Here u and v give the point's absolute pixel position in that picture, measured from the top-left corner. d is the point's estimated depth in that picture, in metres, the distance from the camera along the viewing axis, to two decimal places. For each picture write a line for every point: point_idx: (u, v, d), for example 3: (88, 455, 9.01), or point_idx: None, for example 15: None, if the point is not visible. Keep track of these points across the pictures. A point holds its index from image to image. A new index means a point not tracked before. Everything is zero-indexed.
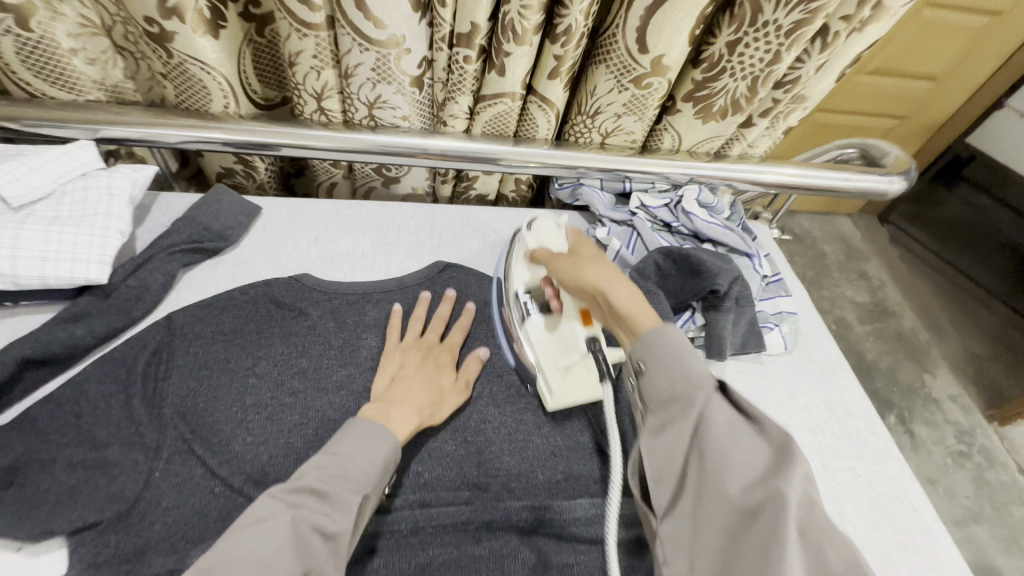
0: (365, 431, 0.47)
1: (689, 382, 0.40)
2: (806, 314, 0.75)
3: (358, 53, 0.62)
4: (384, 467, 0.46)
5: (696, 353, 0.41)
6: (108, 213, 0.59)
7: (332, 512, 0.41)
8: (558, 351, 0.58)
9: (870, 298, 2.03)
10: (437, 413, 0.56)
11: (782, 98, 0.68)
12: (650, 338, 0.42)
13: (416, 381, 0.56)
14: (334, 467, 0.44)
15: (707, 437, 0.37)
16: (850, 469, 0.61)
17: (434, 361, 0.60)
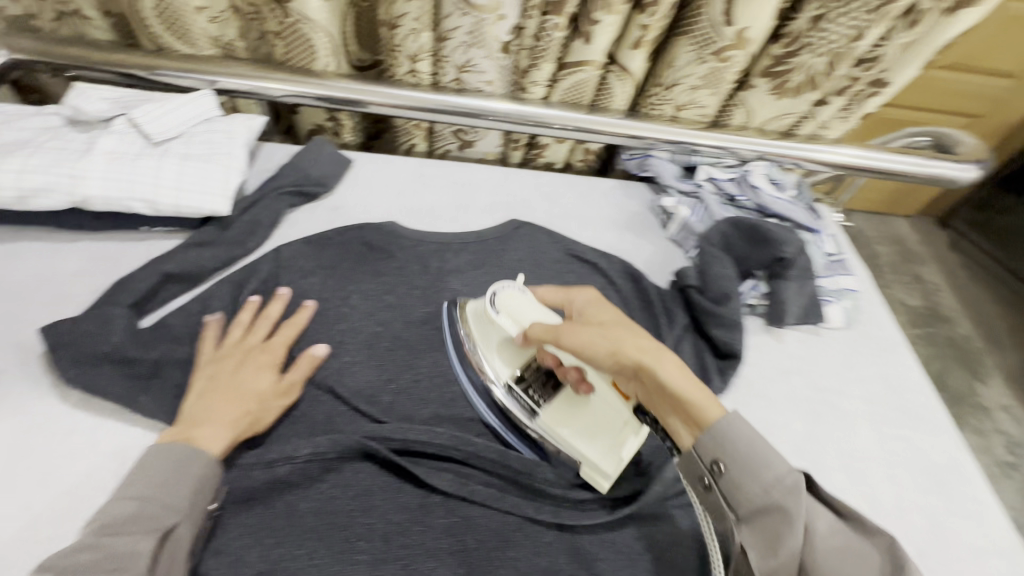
0: (163, 464, 0.45)
1: (782, 487, 0.42)
2: (867, 293, 0.76)
3: (457, 17, 0.67)
4: (190, 504, 0.44)
5: (773, 451, 0.44)
6: (230, 154, 0.66)
7: (115, 560, 0.41)
8: (578, 419, 0.55)
9: (923, 302, 1.98)
10: (261, 422, 0.52)
11: (861, 77, 0.68)
12: (722, 432, 0.44)
13: (225, 391, 0.52)
14: (115, 516, 0.42)
15: (806, 535, 0.41)
16: (904, 438, 0.63)
17: (245, 362, 0.55)
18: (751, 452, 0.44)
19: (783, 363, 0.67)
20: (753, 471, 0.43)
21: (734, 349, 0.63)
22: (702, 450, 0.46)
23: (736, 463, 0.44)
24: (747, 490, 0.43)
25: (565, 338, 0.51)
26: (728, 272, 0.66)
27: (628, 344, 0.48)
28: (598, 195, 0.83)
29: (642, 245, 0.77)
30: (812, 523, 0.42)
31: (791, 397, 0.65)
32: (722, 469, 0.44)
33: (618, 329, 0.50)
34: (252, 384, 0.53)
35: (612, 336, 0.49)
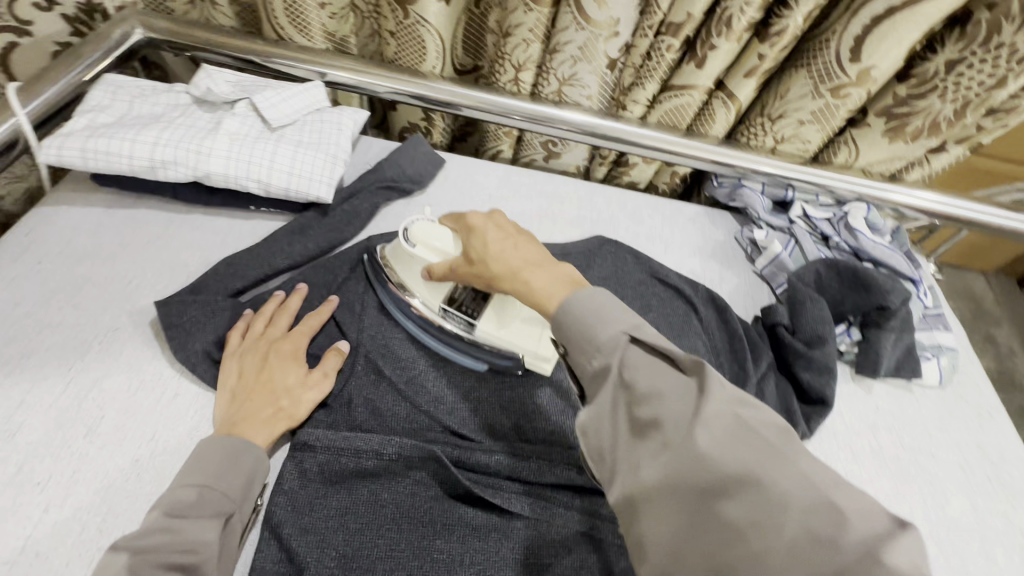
0: (219, 453, 0.47)
1: (598, 346, 0.40)
2: (964, 353, 0.72)
3: (573, 31, 0.67)
4: (248, 481, 0.47)
5: (610, 316, 0.41)
6: (337, 146, 0.69)
7: (187, 545, 0.41)
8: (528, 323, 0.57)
9: (994, 365, 1.86)
10: (296, 411, 0.52)
11: (989, 126, 0.65)
12: (567, 305, 0.43)
13: (261, 389, 0.52)
14: (179, 501, 0.43)
15: (682, 421, 0.35)
16: (1001, 514, 0.59)
17: (272, 355, 0.54)
18: (585, 320, 0.42)
19: (871, 417, 0.64)
20: (588, 348, 0.41)
21: (824, 395, 0.61)
22: (634, 398, 0.38)
23: (572, 341, 0.42)
24: (608, 400, 0.39)
25: (491, 261, 0.49)
26: (823, 315, 0.63)
27: (536, 285, 0.46)
28: (684, 219, 0.81)
29: (727, 277, 0.75)
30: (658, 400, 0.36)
31: (879, 454, 0.62)
32: (635, 384, 0.38)
33: (506, 248, 0.50)
34: (283, 379, 0.53)
35: (551, 272, 0.47)
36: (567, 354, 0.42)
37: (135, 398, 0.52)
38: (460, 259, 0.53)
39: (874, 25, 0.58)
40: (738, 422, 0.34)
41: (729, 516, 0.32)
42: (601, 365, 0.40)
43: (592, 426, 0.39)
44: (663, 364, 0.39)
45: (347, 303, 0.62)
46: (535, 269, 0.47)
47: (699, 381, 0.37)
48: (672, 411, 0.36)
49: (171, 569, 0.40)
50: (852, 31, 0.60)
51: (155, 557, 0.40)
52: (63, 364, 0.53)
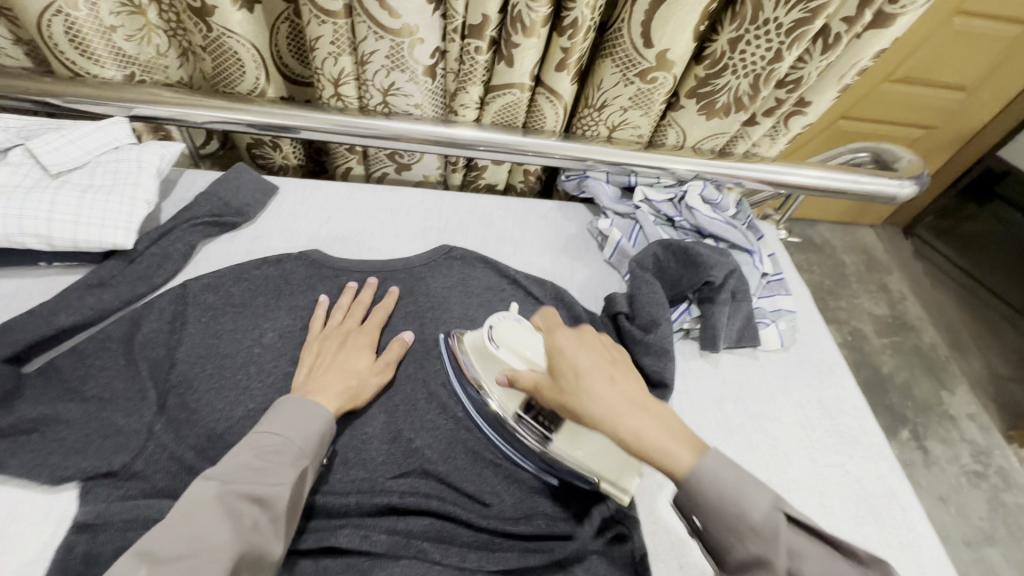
0: (298, 409, 0.51)
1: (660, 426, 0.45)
2: (806, 313, 0.75)
3: (374, 41, 0.65)
4: (321, 438, 0.51)
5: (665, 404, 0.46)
6: (136, 185, 0.63)
7: (268, 480, 0.45)
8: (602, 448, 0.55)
9: (890, 311, 1.99)
10: (359, 396, 0.56)
11: (784, 99, 0.69)
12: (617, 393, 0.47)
13: (336, 367, 0.56)
14: (268, 445, 0.47)
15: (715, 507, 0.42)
16: (839, 466, 0.61)
17: (350, 343, 0.60)
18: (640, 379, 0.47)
19: (718, 390, 0.66)
20: (653, 405, 0.46)
21: (665, 380, 0.61)
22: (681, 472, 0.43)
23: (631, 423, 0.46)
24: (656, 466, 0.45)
25: (577, 399, 0.46)
26: (657, 298, 0.64)
27: (645, 435, 0.44)
28: (536, 217, 0.81)
29: (578, 269, 0.75)
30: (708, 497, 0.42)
31: (725, 426, 0.63)
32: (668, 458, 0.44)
33: (594, 388, 0.46)
34: (353, 360, 0.58)
35: (662, 428, 0.44)
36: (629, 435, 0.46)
37: None
38: (548, 383, 0.49)
39: (651, 14, 0.60)
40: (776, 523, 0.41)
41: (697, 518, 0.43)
42: (661, 451, 0.44)
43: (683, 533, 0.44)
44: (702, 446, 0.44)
45: (150, 356, 0.56)
46: (641, 412, 0.45)
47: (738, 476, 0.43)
48: (713, 453, 0.44)
49: (250, 499, 0.44)
50: (637, 19, 0.61)
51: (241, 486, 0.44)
52: None
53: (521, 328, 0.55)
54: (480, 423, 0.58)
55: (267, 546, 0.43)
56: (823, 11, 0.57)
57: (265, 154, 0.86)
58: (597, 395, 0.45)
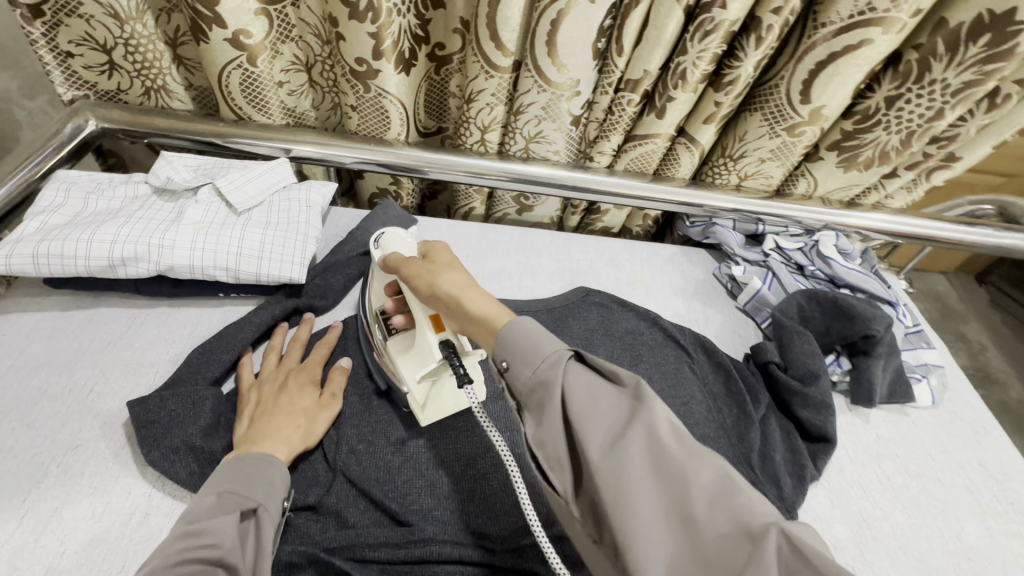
0: (245, 464, 0.47)
1: (548, 361, 0.37)
2: (949, 368, 0.73)
3: (534, 93, 0.69)
4: (275, 484, 0.47)
5: (552, 334, 0.38)
6: (308, 223, 0.67)
7: (206, 540, 0.40)
8: (412, 364, 0.54)
9: (970, 362, 1.91)
10: (309, 437, 0.54)
11: (934, 153, 0.68)
12: (502, 333, 0.39)
13: (281, 412, 0.53)
14: (205, 507, 0.42)
15: (573, 418, 0.35)
16: (1016, 535, 0.58)
17: (294, 383, 0.57)
18: (533, 338, 0.38)
19: (874, 447, 0.64)
20: (534, 360, 0.37)
21: (825, 432, 0.60)
22: (568, 404, 0.35)
23: (512, 354, 0.38)
24: (550, 415, 0.35)
25: (408, 264, 0.51)
26: (811, 349, 0.64)
27: (459, 278, 0.46)
28: (662, 261, 0.82)
29: (711, 315, 0.75)
30: (568, 392, 0.36)
31: (888, 486, 0.60)
32: (550, 381, 0.36)
33: (448, 273, 0.47)
34: (299, 402, 0.55)
35: (498, 302, 0.43)
36: (511, 371, 0.38)
37: (100, 525, 0.47)
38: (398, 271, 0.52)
39: (819, 69, 0.61)
40: (665, 436, 0.33)
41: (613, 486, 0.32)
42: (543, 377, 0.36)
43: (548, 461, 0.35)
44: (608, 392, 0.36)
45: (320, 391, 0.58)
46: (445, 265, 0.49)
47: (637, 393, 0.35)
48: (606, 416, 0.34)
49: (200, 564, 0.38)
50: (798, 77, 0.63)
51: (194, 549, 0.39)
52: (17, 495, 0.48)
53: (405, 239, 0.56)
54: None
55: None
56: (998, 73, 0.56)
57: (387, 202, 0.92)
58: (432, 281, 0.47)
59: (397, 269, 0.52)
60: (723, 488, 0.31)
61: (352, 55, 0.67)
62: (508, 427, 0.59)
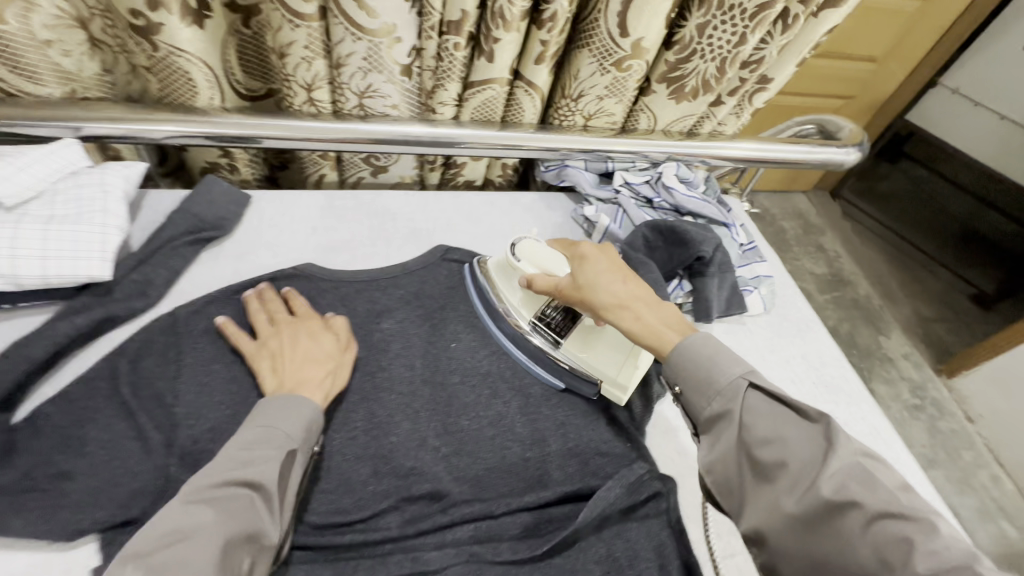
0: (278, 405, 0.49)
1: (725, 389, 0.46)
2: (780, 277, 0.81)
3: (350, 42, 0.63)
4: (309, 424, 0.49)
5: (731, 358, 0.48)
6: (105, 211, 0.58)
7: (252, 465, 0.44)
8: (608, 360, 0.60)
9: (827, 269, 2.16)
10: (336, 380, 0.55)
11: (748, 77, 0.74)
12: (675, 360, 0.49)
13: (303, 358, 0.54)
14: (251, 436, 0.46)
15: (750, 441, 0.44)
16: (827, 412, 0.67)
17: (305, 331, 0.57)
18: (704, 362, 0.48)
19: None
20: (709, 392, 0.47)
21: None
22: (777, 448, 0.43)
23: (687, 386, 0.48)
24: (727, 439, 0.45)
25: (594, 291, 0.55)
26: (654, 277, 0.68)
27: (650, 322, 0.52)
28: (521, 210, 0.82)
29: None
30: (749, 429, 0.44)
31: None
32: (730, 411, 0.45)
33: (610, 284, 0.55)
34: (315, 347, 0.56)
35: (663, 314, 0.53)
36: (685, 395, 0.48)
37: None
38: (562, 287, 0.57)
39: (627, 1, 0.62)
40: (861, 469, 0.40)
41: (786, 506, 0.41)
42: (720, 408, 0.46)
43: (715, 468, 0.45)
44: (792, 428, 0.44)
45: (140, 396, 0.52)
46: (645, 303, 0.53)
47: (828, 433, 0.42)
48: (808, 452, 0.42)
49: (240, 484, 0.43)
50: (613, 9, 0.64)
51: (247, 469, 0.44)
52: None
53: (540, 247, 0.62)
54: (502, 418, 0.58)
55: (261, 527, 0.43)
56: None
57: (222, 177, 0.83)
58: (595, 292, 0.55)
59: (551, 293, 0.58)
60: (860, 474, 0.40)
61: (122, 6, 0.58)
62: (362, 399, 0.57)
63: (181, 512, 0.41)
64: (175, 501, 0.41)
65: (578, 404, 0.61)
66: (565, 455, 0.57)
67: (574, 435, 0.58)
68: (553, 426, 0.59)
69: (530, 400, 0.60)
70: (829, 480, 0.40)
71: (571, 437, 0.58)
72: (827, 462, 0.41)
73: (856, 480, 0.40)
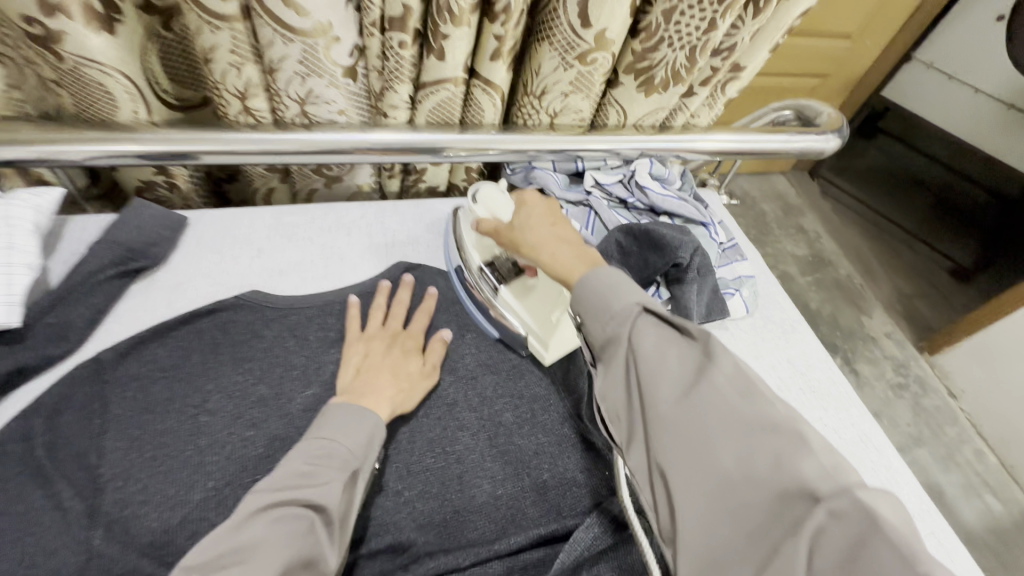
0: (348, 413, 0.48)
1: (615, 319, 0.42)
2: (761, 276, 0.77)
3: (281, 45, 0.57)
4: (370, 441, 0.47)
5: (625, 290, 0.44)
6: (11, 248, 0.52)
7: (322, 480, 0.42)
8: (539, 308, 0.60)
9: (809, 251, 2.15)
10: (407, 401, 0.54)
11: (720, 66, 0.69)
12: (581, 284, 0.45)
13: (384, 374, 0.54)
14: (320, 449, 0.44)
15: (639, 365, 0.40)
16: (817, 421, 0.64)
17: (400, 349, 0.57)
18: (603, 291, 0.44)
19: None
20: (604, 316, 0.43)
21: None
22: (649, 364, 0.40)
23: (586, 311, 0.44)
24: (619, 364, 0.42)
25: (522, 233, 0.55)
26: None
27: (565, 257, 0.50)
28: None
29: None
30: (636, 344, 0.41)
31: None
32: (618, 333, 0.42)
33: (539, 227, 0.54)
34: (406, 366, 0.56)
35: (587, 254, 0.50)
36: (587, 324, 0.44)
37: None
38: (502, 227, 0.57)
39: None
40: (748, 391, 0.37)
41: (669, 429, 0.38)
42: (613, 331, 0.42)
43: (608, 401, 0.43)
44: (671, 347, 0.41)
45: (58, 458, 0.47)
46: (566, 243, 0.52)
47: (707, 349, 0.40)
48: (687, 374, 0.39)
49: (302, 505, 0.40)
50: None
51: (285, 495, 0.40)
52: None
53: (502, 197, 0.62)
54: (471, 453, 0.53)
55: (320, 551, 0.39)
56: None
57: (160, 196, 0.76)
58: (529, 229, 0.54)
59: (490, 233, 0.58)
60: (741, 385, 0.38)
61: (14, 11, 0.50)
62: None
63: (268, 530, 0.38)
64: (261, 510, 0.39)
65: (552, 431, 0.57)
66: (540, 491, 0.53)
67: (549, 467, 0.54)
68: (526, 458, 0.54)
69: (500, 430, 0.56)
70: (719, 410, 0.37)
71: (546, 470, 0.54)
72: (717, 389, 0.38)
73: (748, 408, 0.36)
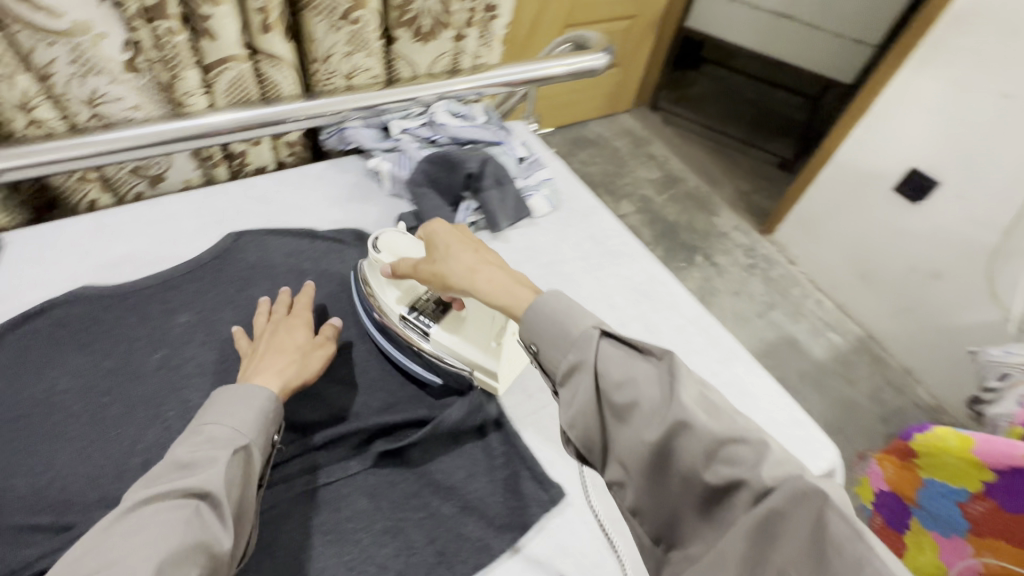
0: (234, 395, 0.51)
1: (577, 338, 0.46)
2: (562, 179, 0.92)
3: (46, 49, 0.61)
4: (262, 416, 0.51)
5: (575, 314, 0.48)
6: None
7: (203, 464, 0.45)
8: (477, 339, 0.62)
9: (661, 173, 2.41)
10: (303, 372, 0.58)
11: (474, 7, 0.83)
12: (529, 313, 0.49)
13: (277, 351, 0.58)
14: (200, 437, 0.47)
15: (604, 380, 0.44)
16: (614, 274, 0.79)
17: (288, 326, 0.61)
18: (557, 317, 0.48)
19: (514, 258, 0.78)
20: (564, 343, 0.47)
21: None
22: (603, 382, 0.44)
23: (544, 340, 0.48)
24: (583, 389, 0.45)
25: (446, 265, 0.57)
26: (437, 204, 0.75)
27: (497, 283, 0.54)
28: (312, 180, 0.84)
29: (367, 210, 0.82)
30: (603, 371, 0.44)
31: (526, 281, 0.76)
32: (582, 359, 0.45)
33: (453, 253, 0.57)
34: (295, 340, 0.60)
35: (512, 274, 0.55)
36: (543, 351, 0.48)
37: None
38: (420, 264, 0.59)
39: None
40: (709, 406, 0.41)
41: (642, 435, 0.41)
42: (574, 359, 0.46)
43: (576, 420, 0.45)
44: (637, 371, 0.44)
45: None
46: (495, 266, 0.55)
47: (671, 368, 0.43)
48: (656, 394, 0.42)
49: (183, 496, 0.43)
50: None
51: (164, 485, 0.43)
52: None
53: (402, 237, 0.65)
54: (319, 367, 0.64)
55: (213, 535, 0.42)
56: None
57: None
58: (448, 266, 0.56)
59: (411, 274, 0.60)
60: (709, 406, 0.41)
61: None
62: (171, 389, 0.58)
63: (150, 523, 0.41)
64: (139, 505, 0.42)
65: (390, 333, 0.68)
66: (382, 381, 0.65)
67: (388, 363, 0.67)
68: (367, 361, 0.66)
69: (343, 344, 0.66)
70: (677, 413, 0.40)
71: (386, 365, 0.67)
72: (676, 400, 0.41)
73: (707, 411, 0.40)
